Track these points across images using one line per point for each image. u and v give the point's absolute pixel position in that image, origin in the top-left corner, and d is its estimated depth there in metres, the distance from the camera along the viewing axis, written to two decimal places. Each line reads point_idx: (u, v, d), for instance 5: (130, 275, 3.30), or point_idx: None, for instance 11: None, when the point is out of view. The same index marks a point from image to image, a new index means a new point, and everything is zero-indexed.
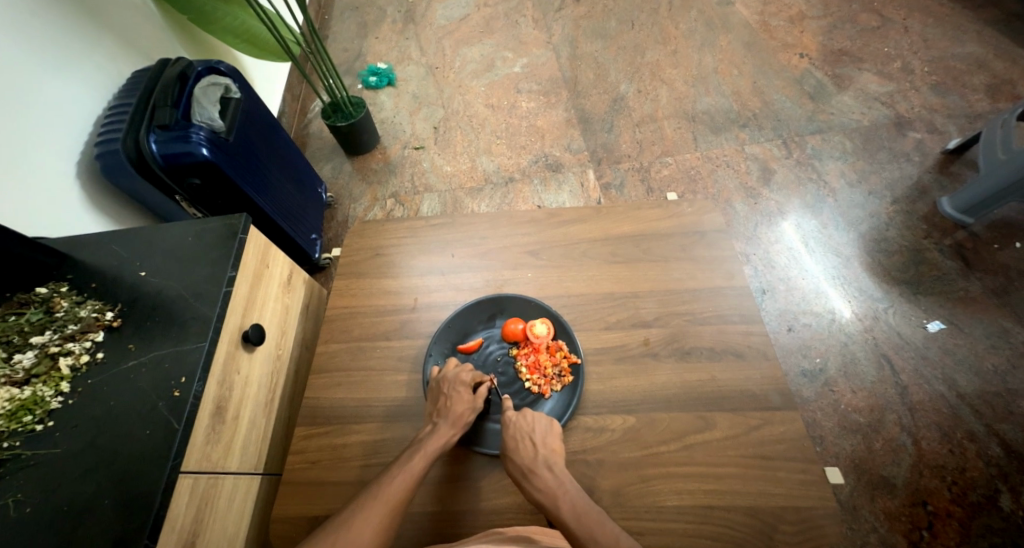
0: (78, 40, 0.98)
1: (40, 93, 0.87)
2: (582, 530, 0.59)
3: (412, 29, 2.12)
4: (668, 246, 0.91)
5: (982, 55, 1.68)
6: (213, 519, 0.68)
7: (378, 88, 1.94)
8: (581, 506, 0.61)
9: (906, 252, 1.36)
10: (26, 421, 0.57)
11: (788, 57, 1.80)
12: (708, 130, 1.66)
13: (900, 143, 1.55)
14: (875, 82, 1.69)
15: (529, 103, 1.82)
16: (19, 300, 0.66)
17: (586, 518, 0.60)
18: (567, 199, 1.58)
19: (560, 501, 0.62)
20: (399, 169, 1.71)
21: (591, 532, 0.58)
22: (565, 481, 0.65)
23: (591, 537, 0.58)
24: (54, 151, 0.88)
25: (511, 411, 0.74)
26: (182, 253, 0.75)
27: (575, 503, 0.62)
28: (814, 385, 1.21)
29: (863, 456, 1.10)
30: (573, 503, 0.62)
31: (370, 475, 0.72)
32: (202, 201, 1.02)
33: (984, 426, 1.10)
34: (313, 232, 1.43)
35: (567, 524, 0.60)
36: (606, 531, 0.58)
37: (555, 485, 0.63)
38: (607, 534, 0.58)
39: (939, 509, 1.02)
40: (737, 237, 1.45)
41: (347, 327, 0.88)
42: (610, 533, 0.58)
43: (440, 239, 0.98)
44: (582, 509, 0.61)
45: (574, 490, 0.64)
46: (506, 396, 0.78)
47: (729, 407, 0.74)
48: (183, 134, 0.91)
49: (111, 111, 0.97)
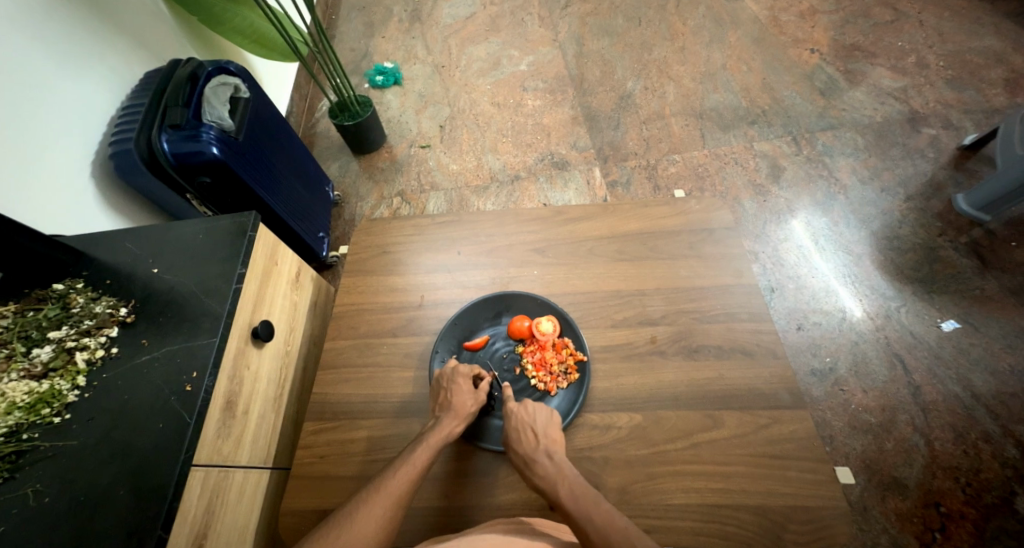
0: (91, 41, 0.99)
1: (53, 94, 0.88)
2: (579, 512, 0.59)
3: (419, 28, 2.12)
4: (676, 244, 0.91)
5: (999, 49, 1.64)
6: (224, 512, 0.69)
7: (384, 88, 1.95)
8: (579, 490, 0.61)
9: (919, 250, 1.34)
10: (44, 414, 0.58)
11: (799, 53, 1.78)
12: (717, 127, 1.65)
13: (913, 139, 1.52)
14: (888, 77, 1.66)
15: (536, 101, 1.82)
16: (37, 296, 0.68)
17: (583, 499, 0.60)
18: (574, 197, 1.57)
19: (559, 484, 0.62)
20: (406, 167, 1.72)
21: (586, 513, 0.58)
22: (565, 466, 0.64)
23: (587, 517, 0.58)
24: (66, 150, 0.90)
25: (514, 401, 0.73)
26: (194, 250, 0.76)
27: (573, 486, 0.62)
28: (824, 383, 1.19)
29: (875, 456, 1.09)
30: (572, 486, 0.62)
31: (374, 470, 0.73)
32: (213, 199, 1.04)
33: (999, 427, 1.08)
34: (320, 230, 1.44)
35: (565, 507, 0.60)
36: (601, 511, 0.58)
37: (555, 472, 0.63)
38: (602, 514, 0.58)
39: (952, 510, 1.01)
40: (746, 235, 1.44)
41: (354, 324, 0.89)
42: (603, 511, 0.58)
43: (446, 236, 0.98)
44: (579, 490, 0.61)
45: (574, 475, 0.64)
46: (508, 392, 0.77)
47: (737, 405, 0.74)
48: (193, 133, 0.92)
49: (124, 111, 0.99)
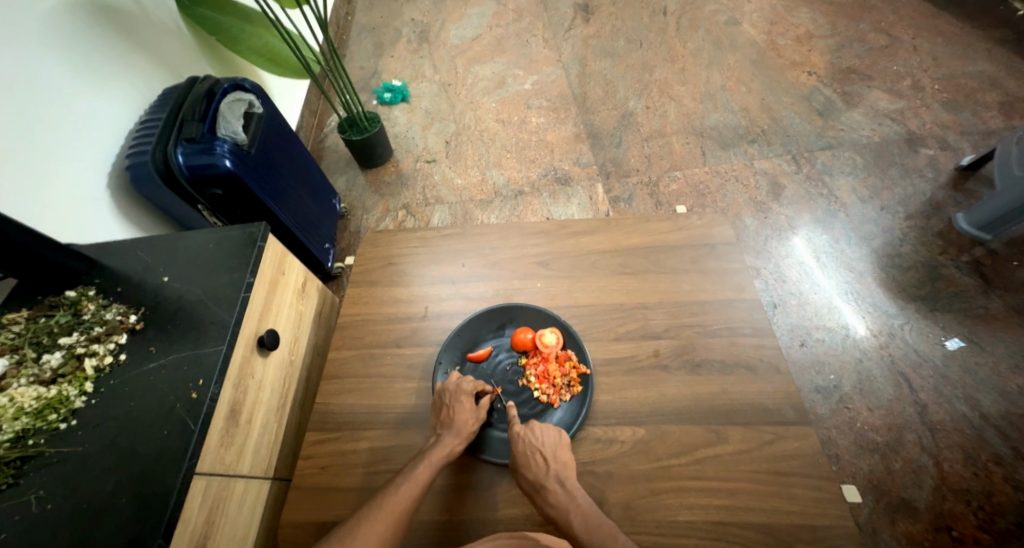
0: (112, 58, 1.03)
1: (73, 107, 0.91)
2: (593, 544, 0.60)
3: (426, 48, 2.19)
4: (678, 258, 0.92)
5: (992, 73, 1.68)
6: (224, 523, 0.68)
7: (392, 104, 2.00)
8: (592, 520, 0.62)
9: (921, 269, 1.34)
10: (50, 419, 0.59)
11: (796, 75, 1.82)
12: (717, 145, 1.68)
13: (911, 159, 1.55)
14: (885, 99, 1.69)
15: (540, 118, 1.86)
16: (50, 303, 0.69)
17: (596, 530, 0.61)
18: (576, 212, 1.59)
19: (572, 513, 0.62)
20: (412, 182, 1.75)
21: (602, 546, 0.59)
22: (576, 495, 0.65)
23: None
24: (83, 160, 0.92)
25: (519, 423, 0.73)
26: (204, 259, 0.77)
27: (586, 516, 0.62)
28: (829, 401, 1.19)
29: (883, 477, 1.07)
30: (585, 515, 0.62)
31: (377, 482, 0.72)
32: (223, 211, 1.06)
33: (1009, 448, 1.07)
34: (326, 241, 1.46)
35: (578, 537, 0.61)
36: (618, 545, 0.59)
37: (567, 500, 0.63)
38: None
39: (964, 534, 0.99)
40: (747, 251, 1.45)
41: (358, 334, 0.89)
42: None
43: (451, 249, 0.99)
44: (592, 521, 0.62)
45: (587, 503, 0.64)
46: (510, 407, 0.77)
47: (741, 421, 0.73)
48: (208, 146, 0.94)
49: (141, 125, 1.02)
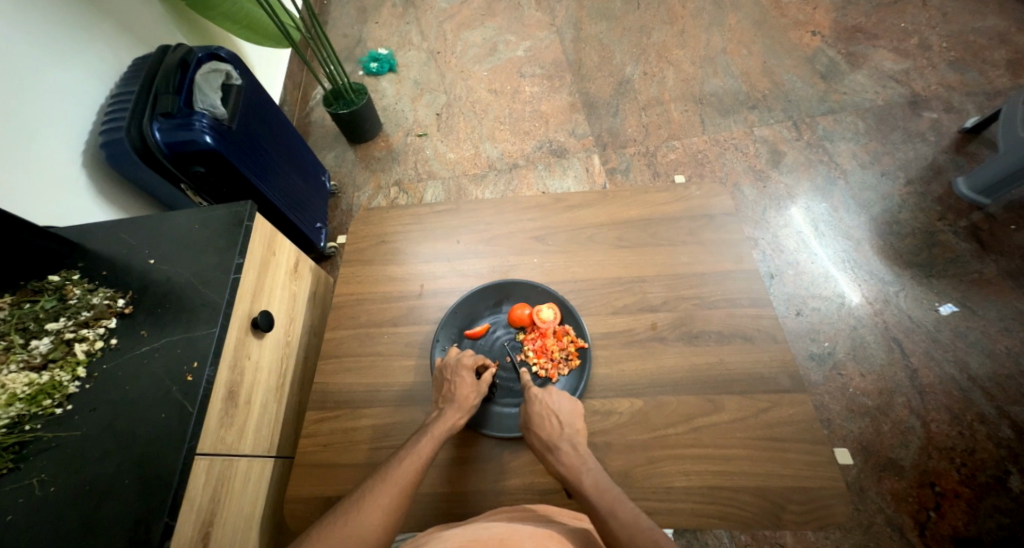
0: (76, 28, 0.97)
1: (41, 82, 0.87)
2: (602, 506, 0.57)
3: (413, 13, 2.08)
4: (675, 230, 0.90)
5: (1003, 29, 1.62)
6: (228, 500, 0.69)
7: (379, 75, 1.92)
8: (602, 485, 0.60)
9: (918, 235, 1.34)
10: (45, 405, 0.58)
11: (800, 35, 1.75)
12: (716, 112, 1.63)
13: (914, 123, 1.51)
14: (890, 59, 1.64)
15: (533, 87, 1.79)
16: (33, 288, 0.67)
17: (606, 492, 0.59)
18: (572, 185, 1.56)
19: (582, 476, 0.61)
20: (403, 157, 1.70)
21: (610, 509, 0.57)
22: (589, 460, 0.64)
23: (610, 513, 0.56)
24: (57, 139, 0.88)
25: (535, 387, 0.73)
26: (189, 241, 0.75)
27: (597, 480, 0.61)
28: (822, 368, 1.20)
29: (871, 439, 1.10)
30: (596, 479, 0.61)
31: (380, 458, 0.73)
32: (207, 189, 1.02)
33: (994, 408, 1.09)
34: (317, 220, 1.43)
35: (587, 497, 0.59)
36: (627, 511, 0.56)
37: (578, 462, 0.63)
38: (626, 511, 0.56)
39: (946, 490, 1.02)
40: (745, 222, 1.44)
41: (354, 313, 0.88)
42: (629, 512, 0.56)
43: (445, 225, 0.97)
44: (603, 484, 0.60)
45: (597, 468, 0.63)
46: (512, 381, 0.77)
47: (737, 390, 0.74)
48: (185, 121, 0.90)
49: (113, 99, 0.97)
